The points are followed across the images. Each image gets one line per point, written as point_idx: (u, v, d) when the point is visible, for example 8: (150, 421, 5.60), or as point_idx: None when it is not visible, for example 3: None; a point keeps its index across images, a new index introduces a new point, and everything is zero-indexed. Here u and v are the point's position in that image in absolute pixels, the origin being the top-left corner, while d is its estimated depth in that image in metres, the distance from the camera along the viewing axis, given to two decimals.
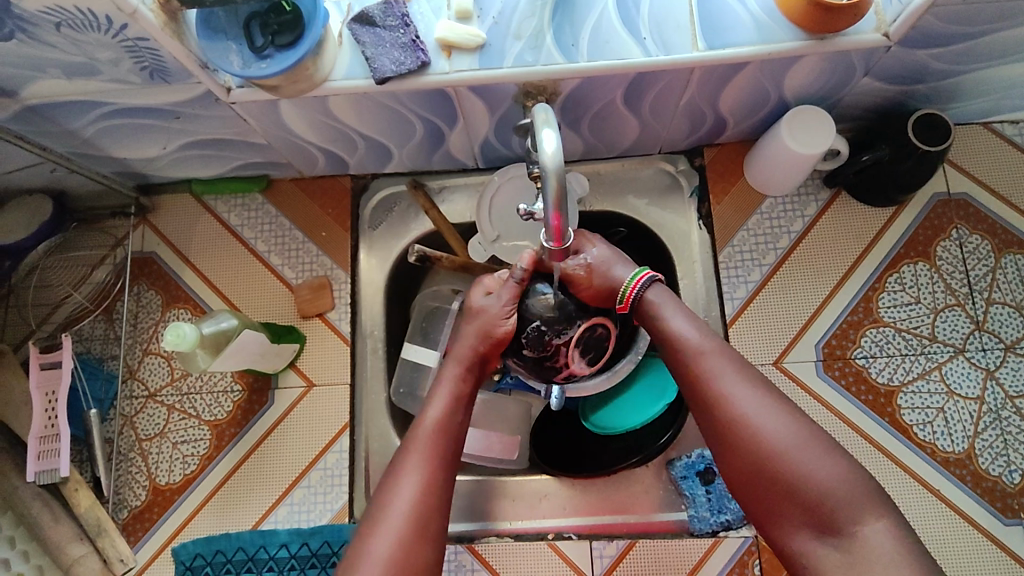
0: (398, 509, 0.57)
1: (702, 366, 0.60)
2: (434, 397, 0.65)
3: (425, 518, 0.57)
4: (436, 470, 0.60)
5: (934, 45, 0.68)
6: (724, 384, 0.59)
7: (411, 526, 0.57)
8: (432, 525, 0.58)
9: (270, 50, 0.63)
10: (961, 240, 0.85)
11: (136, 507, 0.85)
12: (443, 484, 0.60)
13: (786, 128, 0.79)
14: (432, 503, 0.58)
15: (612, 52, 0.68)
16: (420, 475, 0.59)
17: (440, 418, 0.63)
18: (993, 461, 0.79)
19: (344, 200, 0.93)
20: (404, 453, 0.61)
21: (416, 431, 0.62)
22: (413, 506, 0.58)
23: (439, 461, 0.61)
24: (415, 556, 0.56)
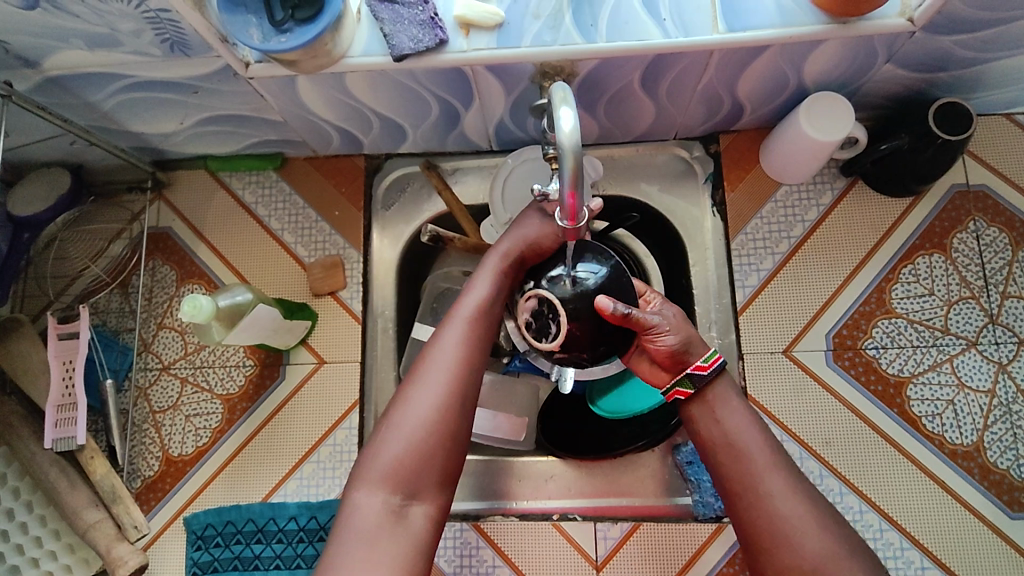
0: (433, 383, 0.62)
1: (750, 463, 0.61)
2: (474, 283, 0.68)
3: (458, 396, 0.62)
4: (472, 350, 0.64)
5: (958, 31, 0.67)
6: (771, 485, 0.60)
7: (447, 397, 0.62)
8: (465, 400, 0.63)
9: (290, 24, 0.64)
10: (977, 233, 0.84)
11: (149, 477, 0.87)
12: (476, 364, 0.64)
13: (803, 117, 0.78)
14: (465, 381, 0.63)
15: (631, 32, 0.68)
16: (455, 354, 0.63)
17: (480, 303, 0.66)
18: (1002, 454, 0.79)
19: (357, 179, 0.94)
20: (445, 330, 0.65)
21: (456, 314, 0.66)
22: (448, 383, 0.62)
23: (474, 343, 0.65)
24: (449, 426, 0.61)
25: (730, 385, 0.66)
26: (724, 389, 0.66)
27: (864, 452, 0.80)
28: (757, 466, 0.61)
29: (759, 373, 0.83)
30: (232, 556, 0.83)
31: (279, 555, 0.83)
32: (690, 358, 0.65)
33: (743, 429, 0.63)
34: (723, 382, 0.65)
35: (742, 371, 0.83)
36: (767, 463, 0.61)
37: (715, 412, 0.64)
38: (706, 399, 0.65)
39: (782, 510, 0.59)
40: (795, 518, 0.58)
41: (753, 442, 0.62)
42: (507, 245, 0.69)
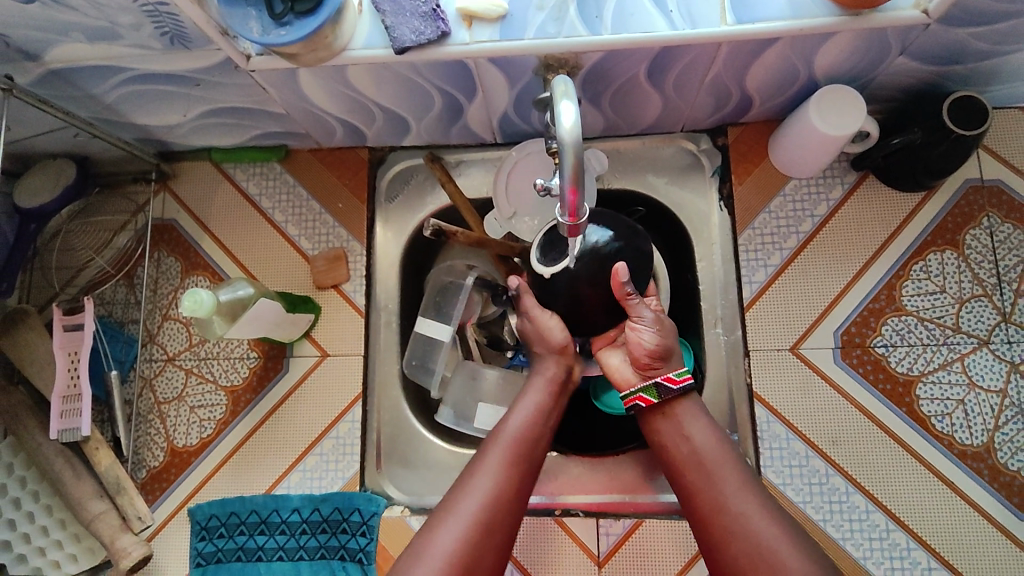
0: (469, 508, 0.61)
1: (717, 478, 0.62)
2: (515, 410, 0.69)
3: (493, 526, 0.61)
4: (514, 475, 0.64)
5: (976, 24, 0.65)
6: (738, 500, 0.60)
7: (478, 528, 0.60)
8: (497, 533, 0.61)
9: (290, 17, 0.63)
10: (992, 229, 0.82)
11: (154, 467, 0.88)
12: (518, 487, 0.63)
13: (815, 107, 0.76)
14: (501, 511, 0.62)
15: (636, 25, 0.66)
16: (497, 472, 0.63)
17: (524, 424, 0.67)
18: (1012, 455, 0.77)
19: (361, 171, 0.93)
20: (487, 448, 0.66)
21: (500, 432, 0.67)
22: (484, 508, 0.61)
23: (517, 464, 0.64)
24: (478, 561, 0.59)
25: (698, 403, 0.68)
26: (691, 408, 0.68)
27: (871, 451, 0.79)
28: (724, 482, 0.62)
29: (764, 370, 0.82)
30: (235, 547, 0.83)
31: (281, 547, 0.83)
32: (662, 368, 0.68)
33: (708, 444, 0.64)
34: (690, 405, 0.67)
35: (749, 368, 0.82)
36: (733, 479, 0.62)
37: (681, 428, 0.66)
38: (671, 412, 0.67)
39: (750, 524, 0.59)
40: (761, 529, 0.58)
41: (720, 458, 0.63)
42: (547, 373, 0.72)
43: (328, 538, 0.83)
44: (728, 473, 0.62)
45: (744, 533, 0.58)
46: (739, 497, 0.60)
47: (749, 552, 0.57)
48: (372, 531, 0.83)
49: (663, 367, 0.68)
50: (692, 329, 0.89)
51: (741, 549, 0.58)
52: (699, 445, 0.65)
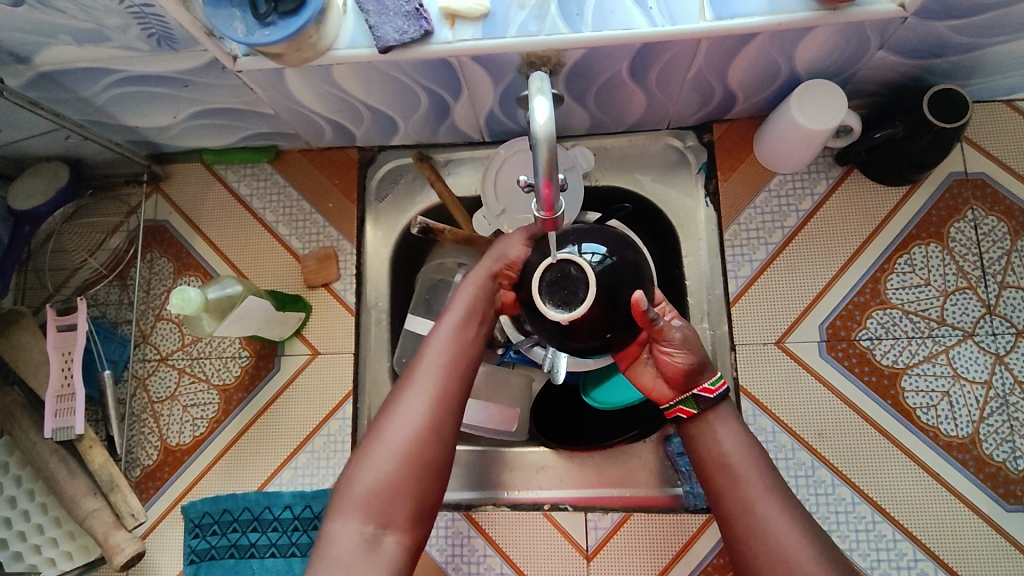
0: (403, 416, 0.60)
1: (748, 486, 0.59)
2: (446, 312, 0.67)
3: (429, 428, 0.60)
4: (446, 376, 0.63)
5: (954, 17, 0.66)
6: (769, 512, 0.57)
7: (414, 437, 0.60)
8: (437, 433, 0.60)
9: (274, 17, 0.64)
10: (975, 222, 0.83)
11: (148, 465, 0.88)
12: (451, 393, 0.62)
13: (796, 102, 0.77)
14: (435, 411, 0.61)
15: (616, 22, 0.67)
16: (428, 382, 0.62)
17: (454, 326, 0.65)
18: (997, 446, 0.78)
19: (350, 172, 0.94)
20: (419, 358, 0.64)
21: (430, 340, 0.65)
22: (421, 415, 0.60)
23: (448, 370, 0.63)
24: (420, 464, 0.59)
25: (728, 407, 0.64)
26: (723, 413, 0.63)
27: (857, 443, 0.79)
28: (755, 491, 0.58)
29: (751, 364, 0.82)
30: (228, 544, 0.84)
31: (273, 543, 0.84)
32: (698, 380, 0.64)
33: (740, 448, 0.61)
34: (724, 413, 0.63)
35: (734, 363, 0.82)
36: (764, 489, 0.59)
37: (709, 429, 0.62)
38: (699, 415, 0.63)
39: (779, 537, 0.56)
40: (790, 542, 0.56)
41: (748, 463, 0.60)
42: (477, 276, 0.68)
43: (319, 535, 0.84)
44: (759, 481, 0.59)
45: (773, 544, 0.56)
46: (769, 508, 0.57)
47: (778, 564, 0.55)
48: None
49: (698, 378, 0.64)
50: None
51: (772, 560, 0.55)
52: (729, 448, 0.61)
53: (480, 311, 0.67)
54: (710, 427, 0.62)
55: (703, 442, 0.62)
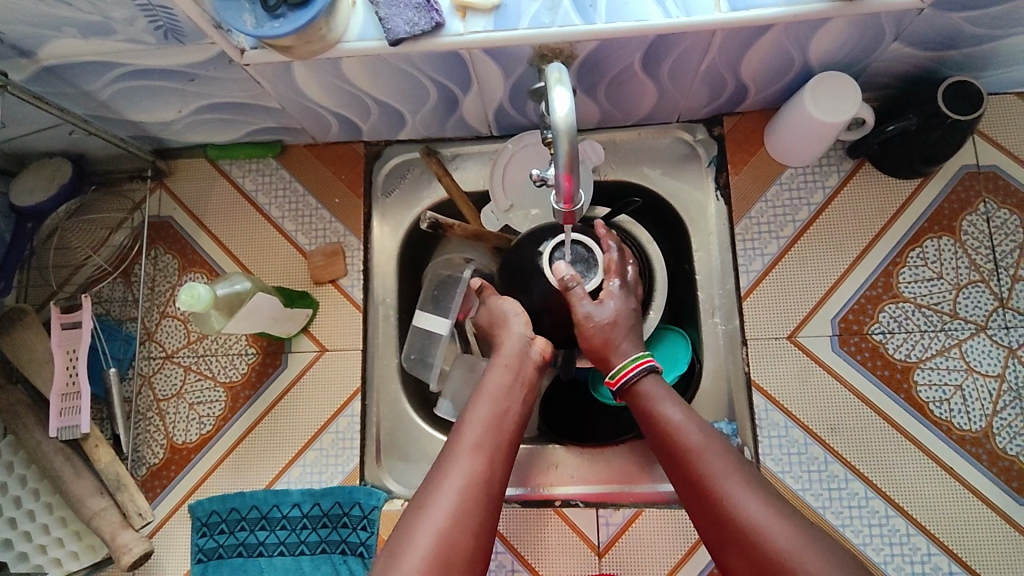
0: (445, 502, 0.59)
1: (701, 467, 0.60)
2: (480, 391, 0.67)
3: (466, 513, 0.58)
4: (487, 457, 0.62)
5: (970, 8, 0.65)
6: (727, 488, 0.59)
7: (455, 521, 0.58)
8: (473, 521, 0.58)
9: (283, 8, 0.63)
10: (988, 215, 0.82)
11: (154, 464, 0.88)
12: (487, 481, 0.61)
13: (810, 95, 0.76)
14: (474, 499, 0.59)
15: (630, 13, 0.66)
16: (468, 468, 0.61)
17: (489, 409, 0.65)
18: (1011, 440, 0.77)
19: (357, 166, 0.93)
20: (455, 437, 0.64)
21: (464, 423, 0.65)
22: (458, 497, 0.59)
23: (486, 455, 0.62)
24: (461, 550, 0.57)
25: (659, 384, 0.68)
26: (652, 388, 0.67)
27: (869, 438, 0.79)
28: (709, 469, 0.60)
29: (763, 358, 0.82)
30: (236, 542, 0.83)
31: (282, 542, 0.83)
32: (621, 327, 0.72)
33: (685, 426, 0.63)
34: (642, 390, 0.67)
35: (746, 357, 0.83)
36: (713, 461, 0.60)
37: (654, 413, 0.65)
38: (643, 398, 0.67)
39: (733, 505, 0.58)
40: (736, 498, 0.58)
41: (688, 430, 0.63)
42: (512, 342, 0.72)
43: (329, 533, 0.83)
44: (711, 459, 0.61)
45: (736, 522, 0.57)
46: (727, 484, 0.59)
47: (745, 539, 0.56)
48: (373, 525, 0.83)
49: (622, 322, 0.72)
50: (689, 320, 0.89)
51: (737, 537, 0.57)
52: (677, 431, 0.63)
53: (513, 386, 0.68)
54: (654, 412, 0.65)
55: (653, 427, 0.65)
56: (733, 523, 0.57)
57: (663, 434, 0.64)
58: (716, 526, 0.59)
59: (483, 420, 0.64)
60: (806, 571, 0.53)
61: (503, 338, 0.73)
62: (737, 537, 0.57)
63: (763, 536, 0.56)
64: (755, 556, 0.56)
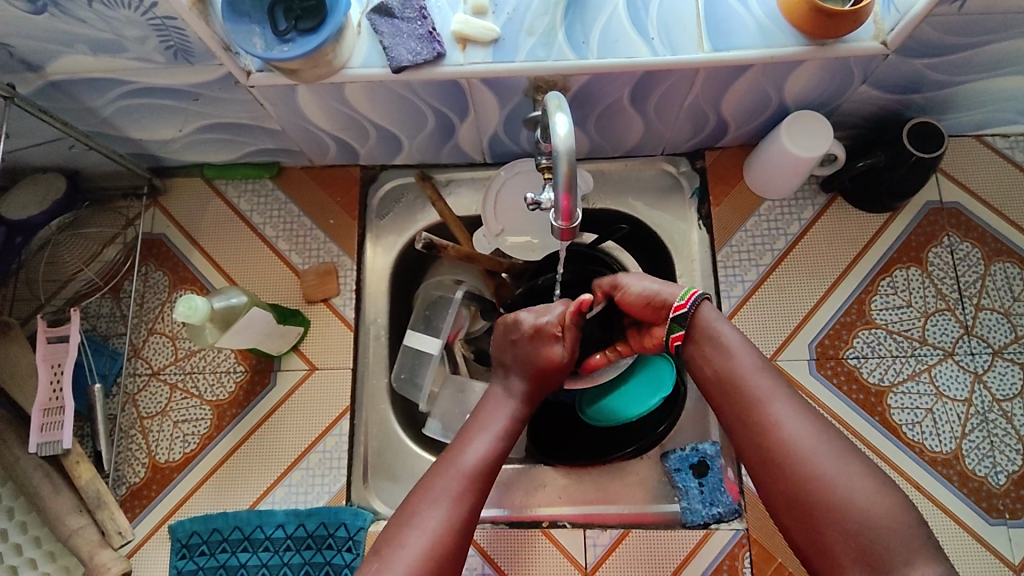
0: (427, 524, 0.61)
1: (752, 389, 0.64)
2: (453, 462, 0.65)
3: (445, 543, 0.61)
4: (471, 493, 0.64)
5: (930, 55, 0.72)
6: (775, 409, 0.62)
7: (436, 546, 0.60)
8: (450, 551, 0.61)
9: (293, 34, 0.66)
10: (952, 247, 0.88)
11: (135, 483, 0.86)
12: (468, 512, 0.63)
13: (786, 133, 0.82)
14: (456, 526, 0.62)
15: (620, 50, 0.71)
16: (450, 497, 0.63)
17: (482, 445, 0.67)
18: (979, 461, 0.81)
19: (352, 189, 0.95)
20: (444, 464, 0.66)
21: (458, 450, 0.67)
22: (440, 524, 0.62)
23: (472, 489, 0.64)
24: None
25: (714, 310, 0.70)
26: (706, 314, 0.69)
27: None
28: (755, 388, 0.64)
29: None
30: (217, 564, 0.82)
31: (265, 564, 0.82)
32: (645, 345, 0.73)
33: (737, 346, 0.67)
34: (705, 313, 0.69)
35: None
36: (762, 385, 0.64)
37: (707, 332, 0.68)
38: (699, 320, 0.69)
39: (776, 422, 0.62)
40: (778, 410, 0.62)
41: (738, 347, 0.66)
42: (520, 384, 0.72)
43: (313, 555, 0.82)
44: (757, 380, 0.64)
45: (783, 445, 0.60)
46: (769, 403, 0.63)
47: (790, 459, 0.60)
48: (359, 546, 0.82)
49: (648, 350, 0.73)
50: None
51: (778, 458, 0.60)
52: (726, 348, 0.67)
53: (507, 427, 0.70)
54: (704, 332, 0.68)
55: (706, 347, 0.68)
56: (775, 439, 0.61)
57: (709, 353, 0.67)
58: (755, 439, 0.62)
59: (473, 450, 0.66)
60: (842, 488, 0.57)
61: (513, 383, 0.73)
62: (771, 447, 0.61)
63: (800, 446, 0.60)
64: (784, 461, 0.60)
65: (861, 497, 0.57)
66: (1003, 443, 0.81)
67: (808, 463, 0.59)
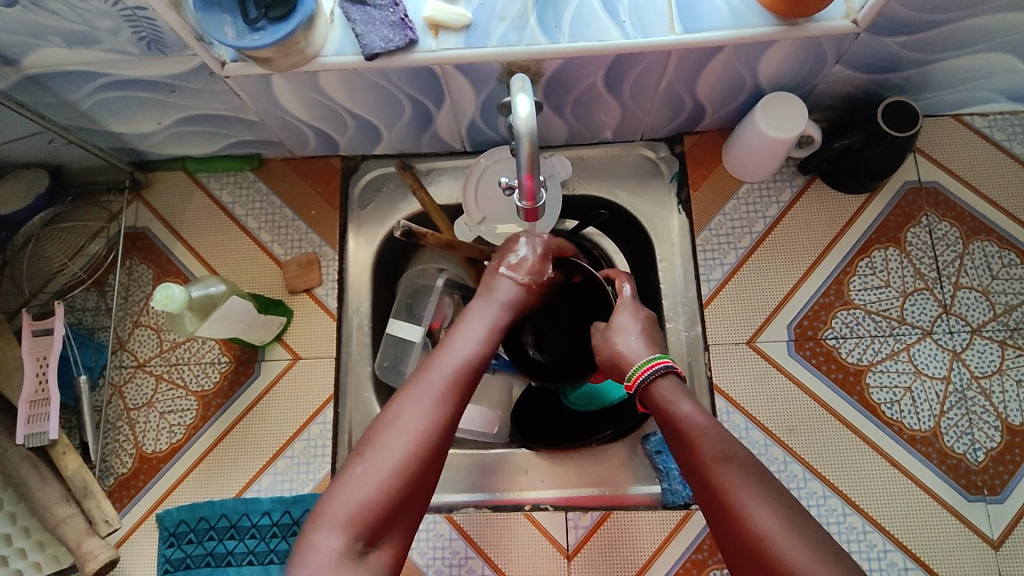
0: (411, 421, 0.58)
1: (717, 477, 0.57)
2: (430, 368, 0.62)
3: (428, 438, 0.57)
4: (455, 389, 0.61)
5: (903, 33, 0.72)
6: (741, 499, 0.55)
7: (419, 440, 0.57)
8: (434, 450, 0.58)
9: (263, 22, 0.66)
10: (930, 227, 0.88)
11: (122, 474, 0.87)
12: (455, 408, 0.60)
13: (761, 114, 0.81)
14: (444, 419, 0.59)
15: (592, 34, 0.71)
16: (434, 392, 0.60)
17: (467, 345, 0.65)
18: (958, 439, 0.81)
19: (333, 180, 0.96)
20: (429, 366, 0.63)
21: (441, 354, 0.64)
22: (423, 420, 0.58)
23: (458, 385, 0.61)
24: (415, 479, 0.56)
25: (676, 385, 0.65)
26: (673, 386, 0.65)
27: (826, 438, 0.82)
28: (718, 471, 0.57)
29: (724, 363, 0.85)
30: (205, 552, 0.83)
31: (252, 550, 0.83)
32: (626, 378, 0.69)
33: (702, 424, 0.60)
34: (667, 384, 0.65)
35: (708, 361, 0.85)
36: (728, 471, 0.57)
37: (669, 412, 0.62)
38: (656, 398, 0.64)
39: (743, 511, 0.54)
40: (739, 496, 0.55)
41: (702, 426, 0.60)
42: (502, 293, 0.72)
43: None
44: (722, 469, 0.57)
45: (751, 537, 0.53)
46: (734, 488, 0.56)
47: (759, 554, 0.52)
48: None
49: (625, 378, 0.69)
50: None
51: (748, 553, 0.53)
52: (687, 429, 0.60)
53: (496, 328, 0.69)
54: (667, 411, 0.63)
55: (670, 428, 0.62)
56: (740, 529, 0.54)
57: (674, 433, 0.61)
58: (724, 529, 0.56)
59: (461, 351, 0.64)
60: None
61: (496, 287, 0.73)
62: (739, 540, 0.54)
63: (768, 540, 0.52)
64: (753, 555, 0.53)
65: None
66: (982, 420, 0.82)
67: (778, 557, 0.51)
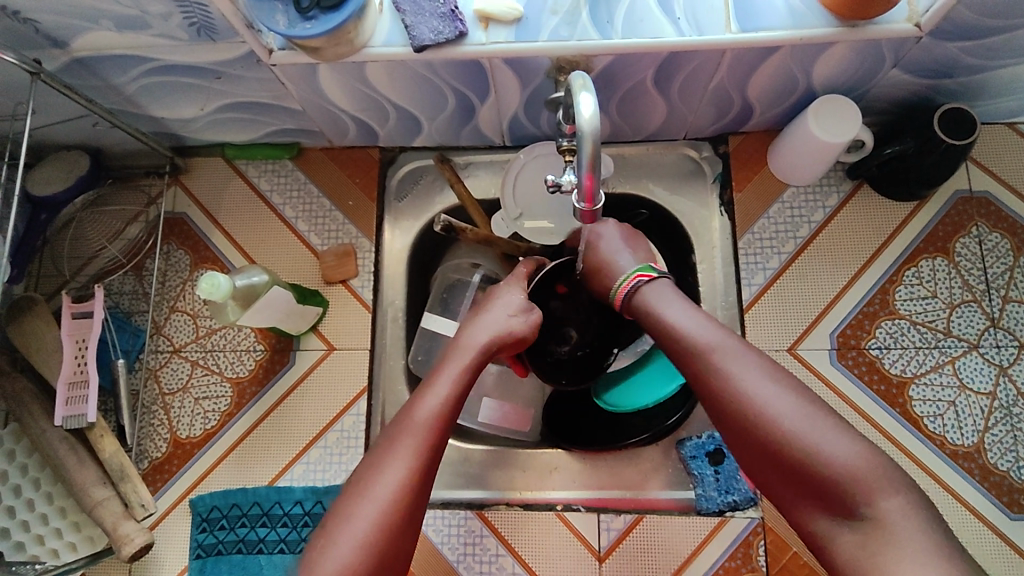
0: (385, 488, 0.56)
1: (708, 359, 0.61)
2: (403, 425, 0.60)
3: (404, 503, 0.56)
4: (428, 449, 0.59)
5: (967, 38, 0.70)
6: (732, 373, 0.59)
7: (395, 509, 0.55)
8: (410, 516, 0.56)
9: (315, 11, 0.65)
10: (980, 238, 0.86)
11: (156, 458, 0.88)
12: (430, 468, 0.59)
13: (812, 117, 0.80)
14: (419, 483, 0.57)
15: (646, 30, 0.70)
16: (408, 456, 0.58)
17: (439, 400, 0.62)
18: (1002, 456, 0.80)
19: (371, 171, 0.95)
20: (398, 426, 0.60)
21: (410, 411, 0.61)
22: (396, 488, 0.56)
23: (431, 445, 0.59)
24: (392, 548, 0.55)
25: (661, 286, 0.69)
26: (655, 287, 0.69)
27: None
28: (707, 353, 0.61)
29: None
30: (236, 539, 0.83)
31: (283, 539, 0.83)
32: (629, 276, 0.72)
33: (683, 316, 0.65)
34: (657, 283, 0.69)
35: None
36: (718, 352, 0.61)
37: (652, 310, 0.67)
38: (639, 298, 0.69)
39: (735, 382, 0.59)
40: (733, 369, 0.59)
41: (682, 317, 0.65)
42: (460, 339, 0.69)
43: None
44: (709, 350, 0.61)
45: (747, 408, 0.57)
46: (725, 365, 0.60)
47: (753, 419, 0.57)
48: None
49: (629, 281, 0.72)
50: None
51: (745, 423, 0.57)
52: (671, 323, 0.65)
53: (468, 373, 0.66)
54: (651, 310, 0.67)
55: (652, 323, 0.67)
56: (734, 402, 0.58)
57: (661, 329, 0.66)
58: (719, 408, 0.60)
59: (432, 405, 0.61)
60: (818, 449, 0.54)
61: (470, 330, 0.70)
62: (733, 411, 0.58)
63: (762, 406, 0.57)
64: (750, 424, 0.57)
65: (842, 454, 0.53)
66: None
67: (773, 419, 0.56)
